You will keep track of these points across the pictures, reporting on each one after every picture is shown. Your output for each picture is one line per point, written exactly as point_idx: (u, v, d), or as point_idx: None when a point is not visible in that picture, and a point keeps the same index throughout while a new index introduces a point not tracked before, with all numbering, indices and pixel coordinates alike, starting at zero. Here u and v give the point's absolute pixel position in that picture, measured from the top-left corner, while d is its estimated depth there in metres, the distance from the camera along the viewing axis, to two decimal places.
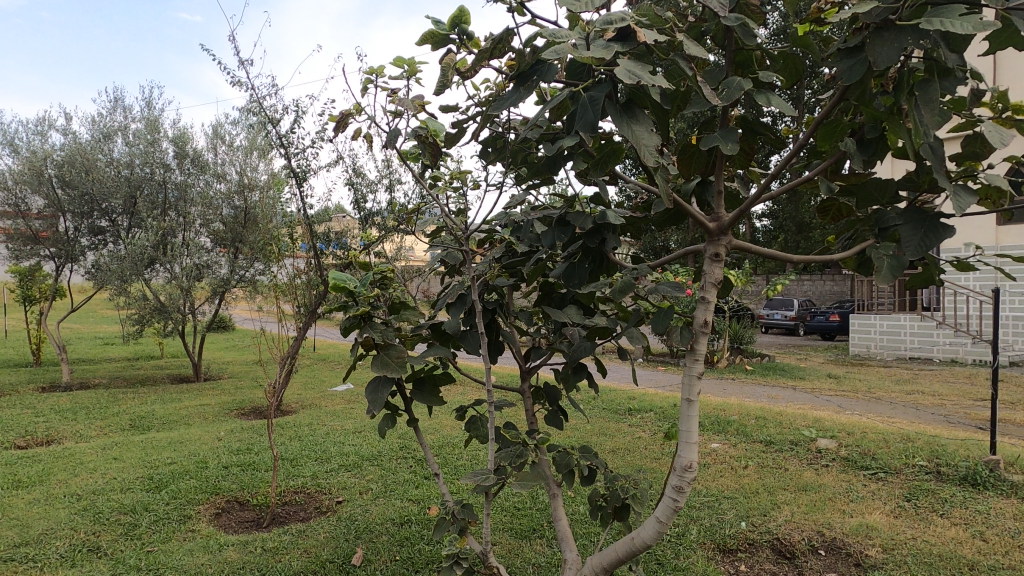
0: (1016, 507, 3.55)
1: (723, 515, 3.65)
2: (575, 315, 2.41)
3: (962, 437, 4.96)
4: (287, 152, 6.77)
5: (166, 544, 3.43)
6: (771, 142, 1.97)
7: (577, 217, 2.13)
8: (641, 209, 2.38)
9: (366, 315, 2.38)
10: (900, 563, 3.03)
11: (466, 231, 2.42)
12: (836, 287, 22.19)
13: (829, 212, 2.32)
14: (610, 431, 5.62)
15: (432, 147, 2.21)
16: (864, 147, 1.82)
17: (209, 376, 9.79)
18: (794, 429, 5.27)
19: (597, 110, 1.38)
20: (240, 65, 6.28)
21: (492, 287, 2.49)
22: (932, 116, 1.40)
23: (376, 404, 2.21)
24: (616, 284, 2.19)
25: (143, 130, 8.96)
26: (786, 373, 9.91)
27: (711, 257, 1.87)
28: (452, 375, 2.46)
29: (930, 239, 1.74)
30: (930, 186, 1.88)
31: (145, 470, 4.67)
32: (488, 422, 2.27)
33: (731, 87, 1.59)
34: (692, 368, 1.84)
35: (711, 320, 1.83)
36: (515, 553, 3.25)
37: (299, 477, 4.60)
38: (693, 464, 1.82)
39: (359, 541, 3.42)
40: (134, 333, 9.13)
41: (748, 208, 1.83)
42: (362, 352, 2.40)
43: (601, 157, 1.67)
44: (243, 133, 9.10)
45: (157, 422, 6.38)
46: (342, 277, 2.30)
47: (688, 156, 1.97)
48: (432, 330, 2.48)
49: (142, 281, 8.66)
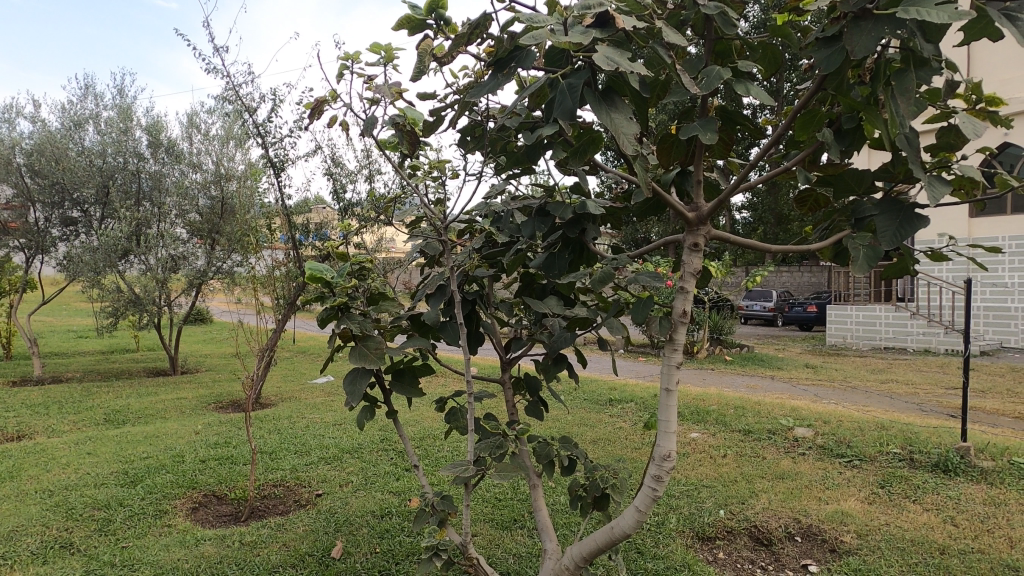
0: (985, 492, 3.64)
1: (702, 503, 3.69)
2: (555, 306, 2.41)
3: (934, 424, 5.07)
4: (265, 141, 6.66)
5: (141, 539, 3.38)
6: (750, 132, 1.97)
7: (557, 207, 2.13)
8: (621, 199, 2.38)
9: (343, 306, 2.34)
10: (874, 549, 3.09)
11: (445, 223, 2.41)
12: (813, 279, 22.50)
13: (806, 202, 2.33)
14: (591, 422, 5.64)
15: (410, 135, 2.18)
16: (841, 137, 1.82)
17: (185, 369, 9.64)
18: (771, 418, 5.34)
19: (576, 97, 1.37)
20: (215, 52, 6.17)
21: (471, 277, 2.47)
22: (908, 106, 1.41)
23: (355, 395, 2.17)
24: (595, 275, 2.18)
25: (115, 118, 8.82)
26: (764, 364, 10.02)
27: (690, 247, 1.87)
28: (432, 367, 2.44)
29: (906, 228, 1.76)
30: (905, 176, 1.90)
31: (120, 465, 4.59)
32: (467, 412, 2.25)
33: (710, 76, 1.59)
34: (671, 358, 1.85)
35: (690, 311, 1.84)
36: (495, 544, 3.26)
37: (278, 471, 4.55)
38: (671, 453, 1.83)
39: (338, 533, 3.40)
40: (107, 327, 8.96)
41: (727, 199, 1.83)
42: (339, 344, 2.37)
43: (580, 146, 1.66)
44: (218, 122, 8.95)
45: (132, 416, 6.28)
46: (319, 268, 2.29)
47: (668, 147, 1.97)
48: (412, 321, 2.47)
49: (115, 272, 8.51)
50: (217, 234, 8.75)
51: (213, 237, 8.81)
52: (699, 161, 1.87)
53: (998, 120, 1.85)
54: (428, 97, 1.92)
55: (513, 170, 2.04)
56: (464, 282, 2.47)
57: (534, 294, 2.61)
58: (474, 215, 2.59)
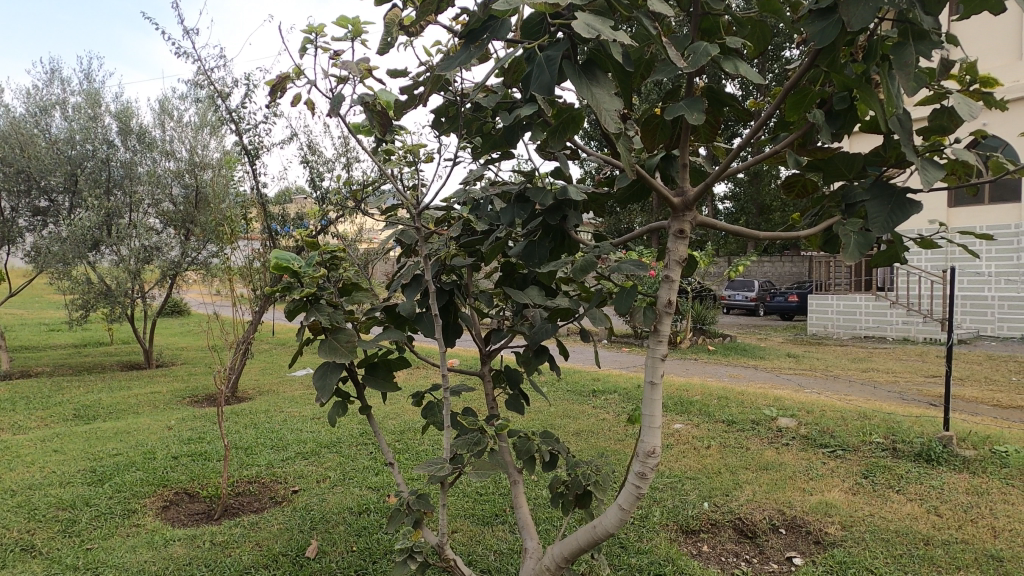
0: (967, 481, 3.62)
1: (686, 495, 3.64)
2: (536, 296, 2.32)
3: (916, 413, 5.06)
4: (239, 127, 6.46)
5: (107, 541, 3.25)
6: (739, 115, 1.89)
7: (537, 193, 2.03)
8: (604, 185, 2.29)
9: (313, 297, 2.21)
10: (859, 540, 3.06)
11: (419, 210, 2.30)
12: (795, 268, 22.67)
13: (794, 188, 2.26)
14: (574, 413, 5.59)
15: (380, 115, 2.08)
16: (833, 119, 1.74)
17: (161, 362, 9.43)
18: (755, 409, 5.31)
19: (554, 71, 1.26)
20: (185, 35, 5.96)
21: (449, 267, 2.37)
22: (906, 83, 1.33)
23: (324, 391, 2.05)
24: (577, 265, 2.09)
25: (83, 104, 8.60)
26: (747, 353, 10.03)
27: (675, 234, 1.79)
28: (408, 360, 2.34)
29: (898, 215, 1.69)
30: (898, 161, 1.83)
31: (87, 463, 4.43)
32: (443, 407, 2.15)
33: (697, 52, 1.50)
34: (656, 350, 1.77)
35: (675, 301, 1.76)
36: (475, 540, 3.18)
37: (253, 467, 4.43)
38: (656, 449, 1.76)
39: (314, 532, 3.30)
40: (78, 319, 8.71)
41: (714, 183, 1.74)
42: (309, 337, 2.25)
43: (559, 125, 1.56)
44: (191, 109, 8.73)
45: (103, 411, 6.11)
46: (285, 257, 2.12)
47: (653, 128, 1.87)
48: (387, 313, 2.36)
49: (86, 263, 8.28)
50: (191, 224, 8.48)
51: (187, 227, 8.54)
52: (685, 144, 1.79)
53: (993, 101, 1.78)
54: (399, 74, 1.80)
55: (490, 153, 1.94)
56: (441, 271, 2.37)
57: (515, 285, 2.52)
58: (452, 201, 2.49)
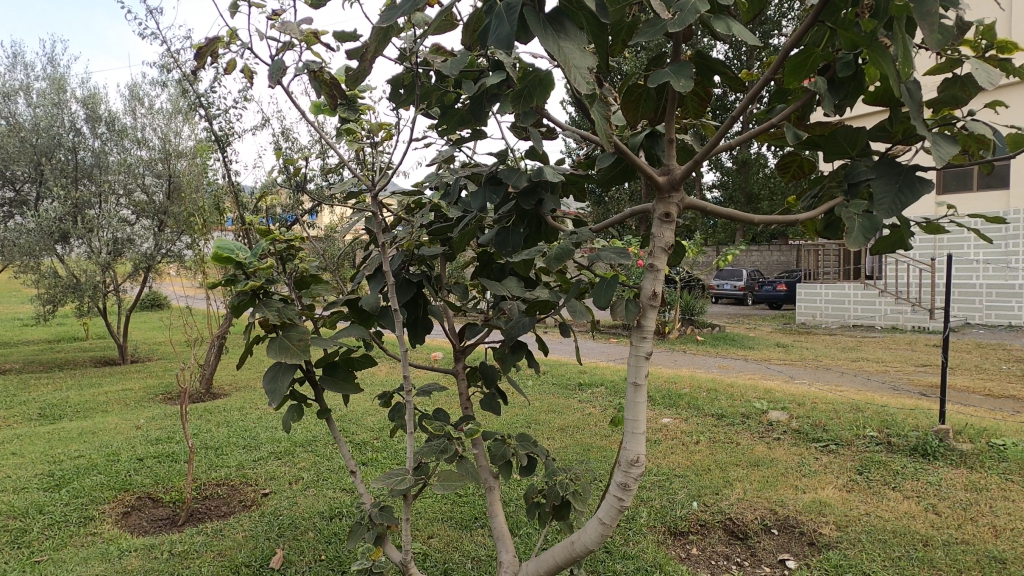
0: (966, 477, 3.49)
1: (675, 495, 3.48)
2: (513, 287, 2.12)
3: (910, 405, 4.93)
4: (209, 113, 6.18)
5: (58, 552, 3.05)
6: (730, 85, 1.70)
7: (509, 173, 1.83)
8: (584, 165, 2.10)
9: (262, 291, 1.98)
10: (855, 541, 2.91)
11: (376, 190, 2.02)
12: (783, 258, 22.62)
13: (789, 168, 2.09)
14: (560, 408, 5.42)
15: (330, 86, 1.89)
16: (836, 88, 1.57)
17: (136, 358, 9.15)
18: (746, 402, 5.16)
19: (514, 21, 1.06)
20: (149, 15, 5.66)
21: (417, 258, 2.16)
22: (930, 33, 1.14)
23: (275, 395, 1.83)
24: (552, 253, 1.85)
25: (47, 90, 8.30)
26: (736, 344, 9.91)
27: (661, 218, 1.60)
28: (372, 359, 2.14)
29: (906, 195, 1.53)
30: (904, 136, 1.68)
31: (46, 466, 4.21)
32: (406, 410, 1.96)
33: (685, 9, 1.29)
34: (640, 346, 1.58)
35: (660, 292, 1.58)
36: (452, 547, 3.00)
37: (222, 468, 4.22)
38: (640, 458, 1.59)
39: (281, 539, 3.11)
40: (46, 315, 8.39)
41: (704, 160, 1.56)
42: (260, 334, 2.03)
43: (525, 88, 1.36)
44: (162, 95, 8.44)
45: (70, 410, 5.86)
46: (228, 247, 1.88)
47: (636, 100, 1.67)
48: (350, 307, 2.15)
49: (54, 256, 7.98)
50: (164, 215, 8.29)
51: (161, 218, 8.32)
52: (671, 118, 1.60)
53: (1011, 69, 1.61)
54: (348, 38, 1.58)
55: (455, 128, 1.74)
56: (408, 262, 2.17)
57: (491, 276, 2.33)
58: (423, 185, 2.29)
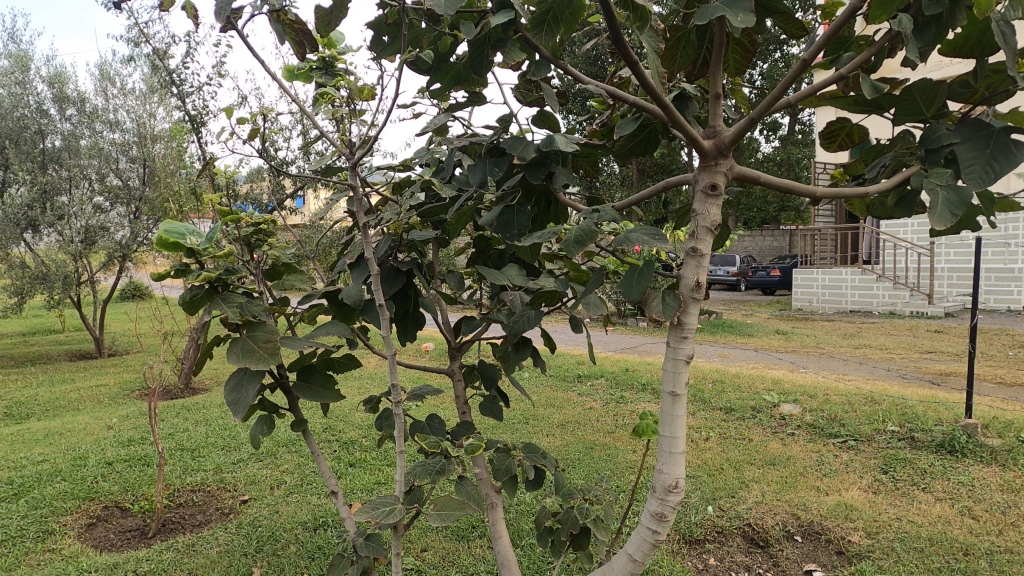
0: (999, 477, 3.25)
1: (687, 498, 3.22)
2: (515, 276, 1.82)
3: (927, 396, 4.71)
4: (181, 91, 5.79)
5: (11, 572, 2.75)
6: (783, 28, 1.40)
7: (514, 142, 1.51)
8: (598, 133, 1.80)
9: (221, 284, 1.67)
10: (888, 550, 2.66)
11: (356, 163, 1.67)
12: (775, 243, 22.51)
13: (836, 137, 1.80)
14: (558, 402, 5.16)
15: (296, 31, 1.56)
16: (919, 31, 1.29)
17: (114, 351, 8.78)
18: (754, 394, 4.91)
19: None
20: None
21: (406, 243, 1.85)
22: None
23: (239, 407, 1.52)
24: (571, 234, 1.50)
25: (10, 69, 7.93)
26: (734, 331, 9.68)
27: (705, 191, 1.30)
28: (357, 360, 1.83)
29: (999, 162, 1.25)
30: (989, 92, 1.39)
31: (5, 473, 3.89)
32: (395, 422, 1.65)
33: None
34: (679, 349, 1.29)
35: (703, 283, 1.30)
36: (448, 561, 2.73)
37: (199, 472, 3.92)
38: (679, 483, 1.31)
39: (259, 556, 2.82)
40: (13, 307, 7.96)
41: (760, 117, 1.26)
42: (222, 335, 1.71)
43: (543, 19, 1.08)
44: (135, 74, 8.07)
45: (38, 409, 5.51)
46: (178, 231, 1.56)
47: (674, 43, 1.37)
48: (330, 301, 1.85)
49: (22, 245, 7.56)
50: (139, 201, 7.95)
51: (136, 205, 8.05)
52: (717, 69, 1.30)
53: None
54: None
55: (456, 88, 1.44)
56: (396, 249, 1.85)
57: (490, 263, 2.03)
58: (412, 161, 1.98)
